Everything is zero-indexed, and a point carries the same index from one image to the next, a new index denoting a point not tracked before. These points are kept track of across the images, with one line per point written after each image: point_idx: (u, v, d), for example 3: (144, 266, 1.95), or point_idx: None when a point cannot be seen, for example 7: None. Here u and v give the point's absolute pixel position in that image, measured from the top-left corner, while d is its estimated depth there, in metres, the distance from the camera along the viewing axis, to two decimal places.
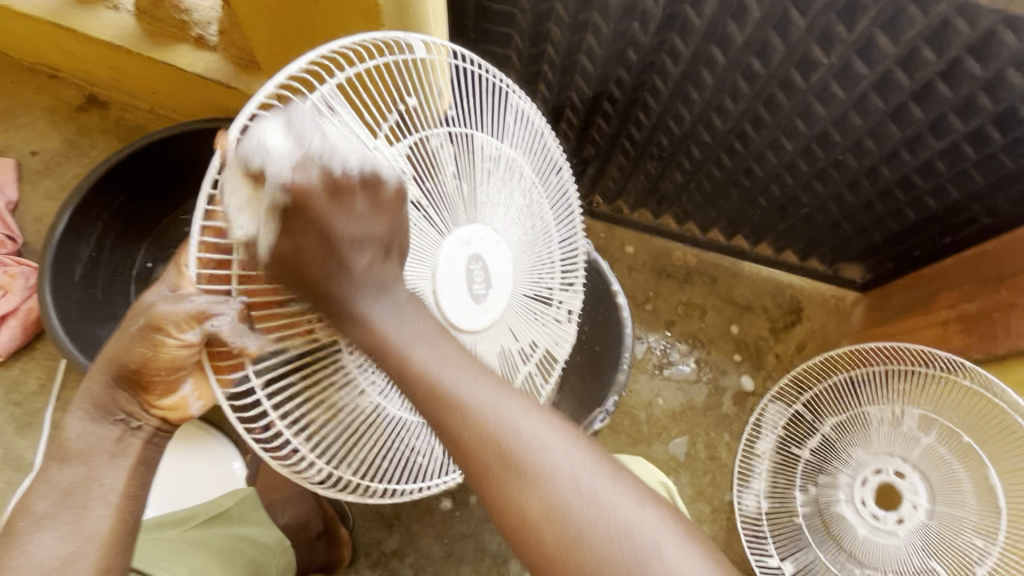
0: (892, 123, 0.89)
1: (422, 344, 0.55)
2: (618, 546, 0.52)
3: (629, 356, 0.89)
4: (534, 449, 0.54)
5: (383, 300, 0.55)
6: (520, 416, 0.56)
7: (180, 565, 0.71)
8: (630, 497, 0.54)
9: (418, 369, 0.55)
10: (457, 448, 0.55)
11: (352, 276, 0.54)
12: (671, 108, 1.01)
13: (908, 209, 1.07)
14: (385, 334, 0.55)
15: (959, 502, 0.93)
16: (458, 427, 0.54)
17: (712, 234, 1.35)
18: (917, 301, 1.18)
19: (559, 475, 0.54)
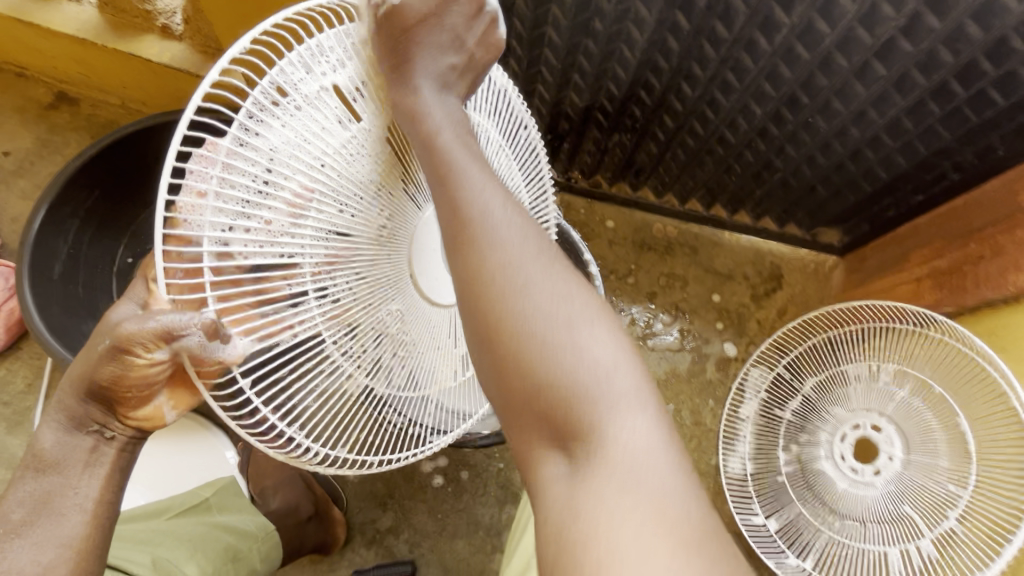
0: (857, 82, 0.90)
1: (468, 163, 0.57)
2: (582, 378, 0.52)
3: None
4: (535, 269, 0.54)
5: (438, 118, 0.59)
6: (556, 271, 0.55)
7: (144, 557, 0.73)
8: (613, 336, 0.55)
9: (468, 195, 0.55)
10: (469, 264, 0.54)
11: (406, 76, 0.60)
12: (641, 78, 1.02)
13: (880, 169, 1.08)
14: (426, 126, 0.58)
15: (933, 450, 0.96)
16: (472, 229, 0.54)
17: (691, 204, 1.36)
18: (892, 261, 1.20)
19: (546, 300, 0.53)
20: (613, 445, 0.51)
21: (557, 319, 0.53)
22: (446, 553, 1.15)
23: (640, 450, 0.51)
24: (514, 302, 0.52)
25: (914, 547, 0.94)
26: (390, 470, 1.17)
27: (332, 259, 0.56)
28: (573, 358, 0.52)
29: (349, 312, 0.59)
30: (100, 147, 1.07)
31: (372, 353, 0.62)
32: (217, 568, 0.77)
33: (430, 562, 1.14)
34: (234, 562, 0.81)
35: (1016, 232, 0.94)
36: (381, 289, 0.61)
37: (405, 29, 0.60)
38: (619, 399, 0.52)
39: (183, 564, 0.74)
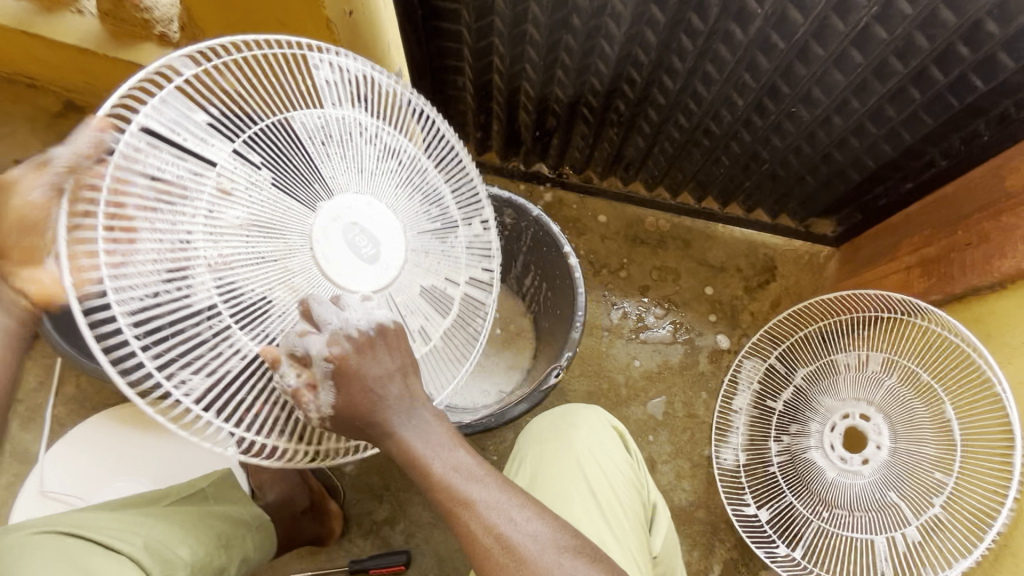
0: (836, 70, 0.90)
1: (439, 451, 0.57)
2: None
3: (583, 315, 0.91)
4: (525, 546, 0.56)
5: (429, 451, 0.56)
6: (548, 537, 0.57)
7: (136, 538, 0.73)
8: None
9: (465, 507, 0.56)
10: (468, 544, 0.56)
11: (385, 402, 0.56)
12: (622, 72, 1.03)
13: (867, 157, 1.07)
14: (411, 449, 0.56)
15: (919, 438, 0.94)
16: (467, 528, 0.56)
17: (683, 197, 1.37)
18: (884, 250, 1.19)
19: (553, 570, 0.55)
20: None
21: None
22: (440, 543, 1.16)
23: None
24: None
25: (900, 535, 0.94)
26: (385, 463, 1.20)
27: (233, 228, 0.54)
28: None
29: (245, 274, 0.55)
30: None
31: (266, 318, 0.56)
32: (209, 552, 0.79)
33: (424, 552, 1.16)
34: (225, 548, 0.83)
35: (1002, 218, 0.94)
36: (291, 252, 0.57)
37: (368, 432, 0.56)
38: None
39: (176, 549, 0.75)
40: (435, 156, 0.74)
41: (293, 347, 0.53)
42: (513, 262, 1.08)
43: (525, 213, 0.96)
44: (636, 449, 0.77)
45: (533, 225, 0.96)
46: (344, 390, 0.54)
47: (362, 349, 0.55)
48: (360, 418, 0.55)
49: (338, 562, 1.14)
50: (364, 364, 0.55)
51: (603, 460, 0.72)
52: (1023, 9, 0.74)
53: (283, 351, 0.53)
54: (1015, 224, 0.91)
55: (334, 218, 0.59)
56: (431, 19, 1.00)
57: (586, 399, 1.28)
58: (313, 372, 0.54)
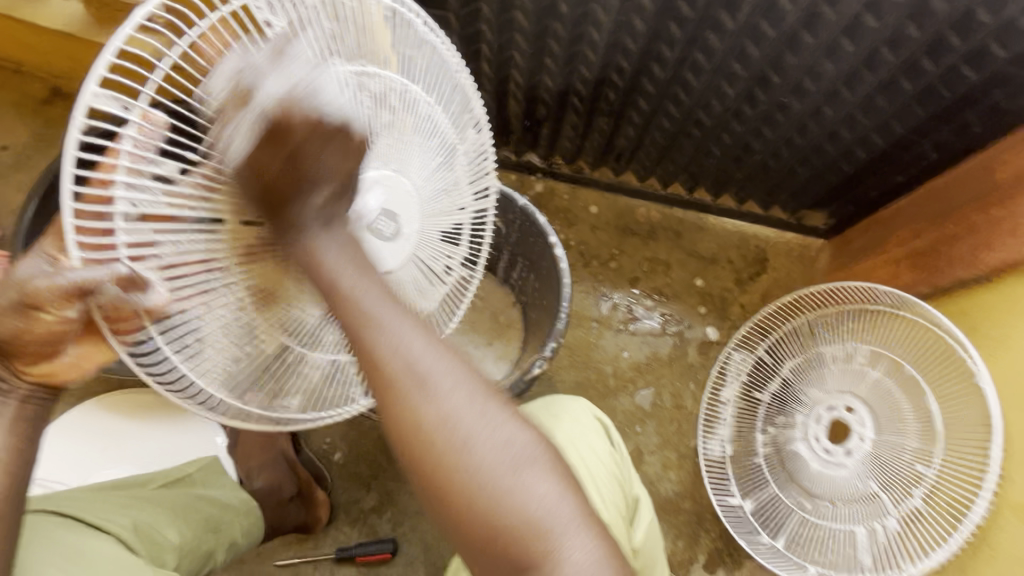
0: (826, 60, 0.89)
1: (350, 271, 0.52)
2: (497, 469, 0.49)
3: (568, 306, 0.90)
4: (429, 376, 0.50)
5: (345, 272, 0.52)
6: (455, 372, 0.51)
7: (124, 519, 0.73)
8: (515, 419, 0.52)
9: (372, 323, 0.51)
10: (370, 367, 0.51)
11: (301, 194, 0.51)
12: (612, 61, 1.02)
13: (858, 149, 1.06)
14: (321, 262, 0.52)
15: (901, 430, 0.96)
16: (366, 348, 0.51)
17: (674, 188, 1.36)
18: (874, 242, 1.19)
19: (456, 403, 0.50)
20: (557, 532, 0.49)
21: (466, 419, 0.50)
22: (427, 532, 1.17)
23: (580, 544, 0.49)
24: (440, 436, 0.49)
25: (881, 526, 0.95)
26: (373, 451, 1.20)
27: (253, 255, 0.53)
28: (488, 459, 0.49)
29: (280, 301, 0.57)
30: None
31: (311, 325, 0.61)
32: (196, 536, 0.81)
33: (411, 540, 1.16)
34: (213, 533, 0.84)
35: (990, 210, 0.92)
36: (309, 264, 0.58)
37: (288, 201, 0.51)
38: (540, 490, 0.49)
39: (165, 532, 0.76)
40: (427, 74, 0.65)
41: (243, 81, 0.49)
42: (501, 255, 1.07)
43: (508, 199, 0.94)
44: (619, 441, 0.76)
45: (516, 214, 0.96)
46: (275, 134, 0.48)
47: (313, 116, 0.49)
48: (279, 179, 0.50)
49: (325, 550, 1.15)
50: (310, 131, 0.49)
51: (583, 451, 0.70)
52: None
53: (221, 100, 0.49)
54: (1002, 216, 0.90)
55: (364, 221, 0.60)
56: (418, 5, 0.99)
57: (574, 389, 1.28)
58: (248, 108, 0.48)
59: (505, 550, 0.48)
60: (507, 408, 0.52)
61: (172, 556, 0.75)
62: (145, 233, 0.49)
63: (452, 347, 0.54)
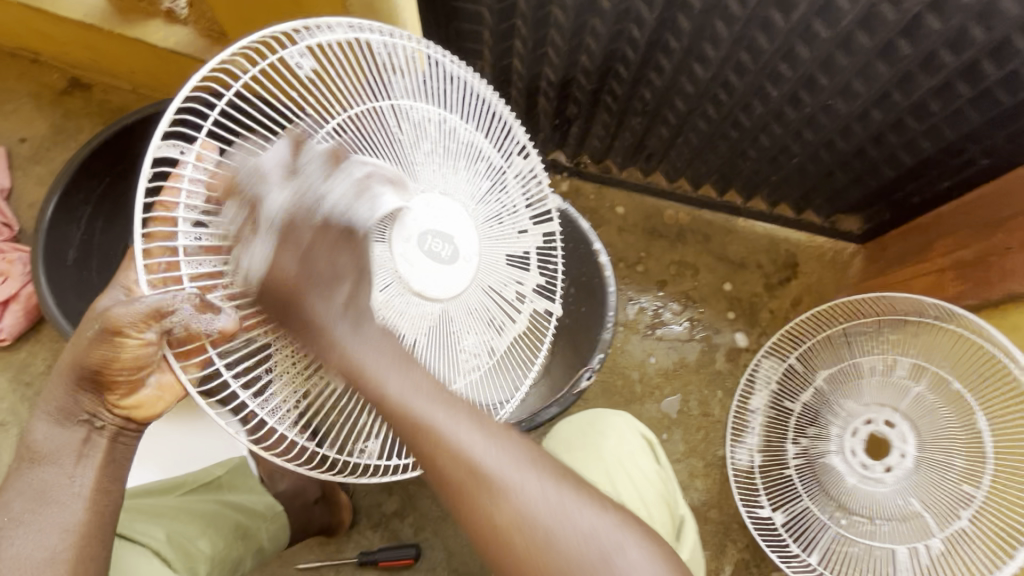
0: (880, 61, 0.85)
1: (389, 372, 0.56)
2: (585, 552, 0.55)
3: (613, 316, 0.93)
4: (500, 473, 0.55)
5: (392, 381, 0.55)
6: (501, 442, 0.57)
7: (159, 531, 0.74)
8: (569, 491, 0.57)
9: (442, 448, 0.55)
10: (449, 494, 0.55)
11: (319, 329, 0.56)
12: (651, 59, 0.99)
13: (903, 153, 1.03)
14: (357, 365, 0.56)
15: (946, 448, 0.95)
16: (444, 479, 0.55)
17: (704, 189, 1.33)
18: (914, 250, 1.15)
19: (524, 489, 0.55)
20: (609, 563, 0.55)
21: (538, 511, 0.55)
22: (450, 538, 1.15)
23: (634, 553, 0.56)
24: (487, 491, 0.55)
25: (923, 546, 0.93)
26: None
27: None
28: (542, 508, 0.55)
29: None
30: (110, 133, 1.08)
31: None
32: (228, 544, 0.80)
33: (434, 546, 1.15)
34: (243, 539, 0.83)
35: None
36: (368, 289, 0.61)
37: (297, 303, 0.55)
38: (582, 521, 0.55)
39: (197, 542, 0.76)
40: (463, 103, 0.68)
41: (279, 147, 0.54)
42: None
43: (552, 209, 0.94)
44: (664, 459, 0.76)
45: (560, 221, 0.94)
46: (283, 249, 0.52)
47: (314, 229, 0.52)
48: (289, 285, 0.54)
49: (347, 554, 1.14)
50: (314, 232, 0.53)
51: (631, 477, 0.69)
52: None
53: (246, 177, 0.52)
54: None
55: (409, 241, 0.61)
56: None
57: (600, 395, 1.25)
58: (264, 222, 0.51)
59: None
60: (565, 479, 0.57)
61: (207, 567, 0.74)
62: (206, 264, 0.55)
63: (470, 404, 0.58)
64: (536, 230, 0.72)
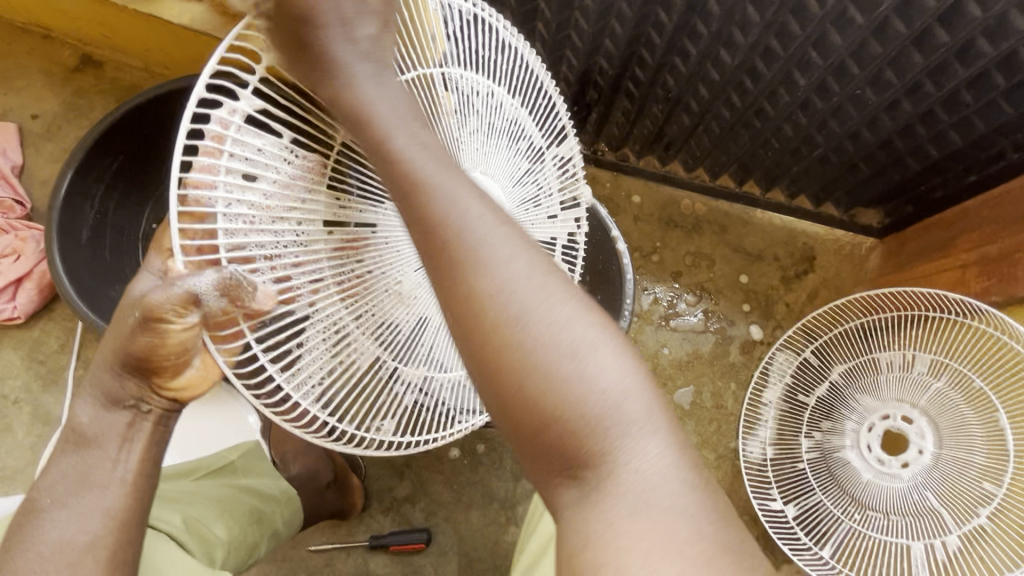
0: (914, 50, 0.83)
1: (398, 132, 0.52)
2: (553, 345, 0.48)
3: (630, 303, 0.92)
4: (490, 245, 0.50)
5: (388, 120, 0.53)
6: (509, 237, 0.51)
7: (175, 516, 0.72)
8: (569, 297, 0.50)
9: (425, 188, 0.51)
10: (421, 226, 0.51)
11: (322, 51, 0.53)
12: (676, 44, 0.96)
13: (930, 146, 1.01)
14: (360, 102, 0.53)
15: (967, 445, 0.93)
16: (421, 223, 0.51)
17: (723, 180, 1.31)
18: (935, 245, 1.14)
19: (510, 270, 0.50)
20: (619, 430, 0.49)
21: (520, 294, 0.49)
22: (460, 523, 1.16)
23: (652, 447, 0.49)
24: (492, 302, 0.49)
25: (939, 542, 0.93)
26: None
27: (339, 252, 0.57)
28: (561, 352, 0.48)
29: (364, 304, 0.60)
30: (125, 110, 1.07)
31: (396, 332, 0.62)
32: (242, 530, 0.79)
33: (445, 531, 1.15)
34: (257, 524, 0.83)
35: None
36: (401, 268, 0.60)
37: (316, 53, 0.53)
38: (605, 384, 0.49)
39: (214, 527, 0.75)
40: (511, 79, 0.67)
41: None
42: None
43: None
44: None
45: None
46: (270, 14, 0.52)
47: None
48: (302, 27, 0.52)
49: (359, 536, 1.14)
50: (328, 21, 0.52)
51: None
52: None
53: None
54: None
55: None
56: None
57: None
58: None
59: (554, 424, 0.49)
60: (570, 292, 0.50)
61: (225, 552, 0.74)
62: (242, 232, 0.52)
63: (513, 219, 0.53)
64: (568, 216, 0.70)
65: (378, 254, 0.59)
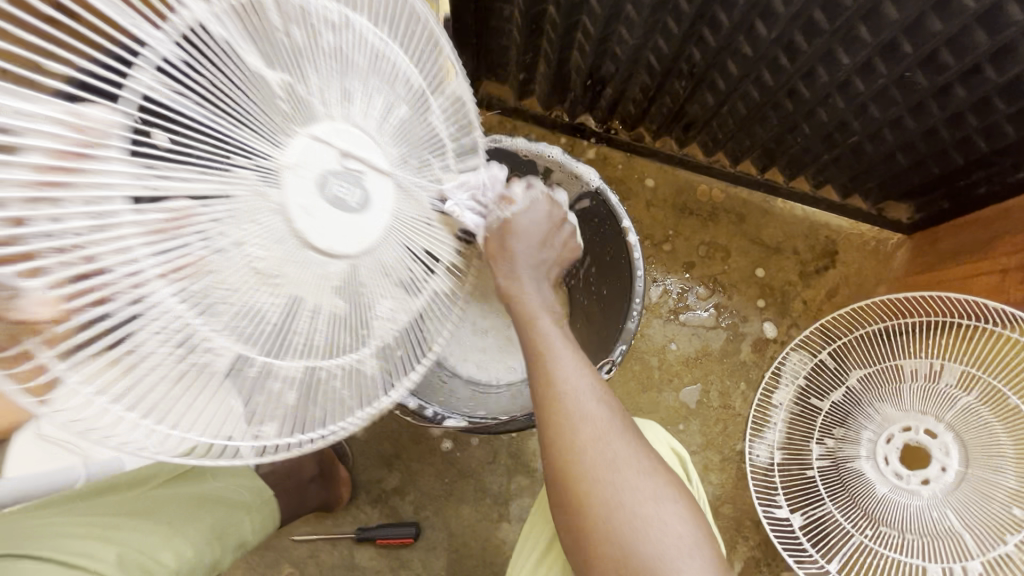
0: (979, 28, 0.74)
1: (544, 315, 0.65)
2: (629, 511, 0.57)
3: (641, 303, 0.81)
4: (596, 416, 0.60)
5: (535, 301, 0.66)
6: (615, 409, 0.61)
7: (109, 549, 0.64)
8: (656, 474, 0.59)
9: (551, 355, 0.62)
10: (541, 397, 0.60)
11: (513, 261, 0.66)
12: (706, 13, 0.86)
13: (979, 138, 0.92)
14: (524, 304, 0.66)
15: (997, 465, 0.87)
16: (546, 385, 0.60)
17: (744, 165, 1.22)
18: (970, 245, 1.06)
19: (614, 441, 0.59)
20: None
21: (617, 466, 0.58)
22: (451, 518, 1.11)
23: None
24: (565, 402, 0.59)
25: (960, 567, 0.87)
26: (397, 430, 1.13)
27: (157, 232, 0.38)
28: (616, 460, 0.58)
29: (203, 293, 0.41)
30: None
31: (258, 322, 0.44)
32: (197, 551, 0.72)
33: (434, 525, 1.11)
34: (218, 540, 0.76)
35: None
36: (261, 241, 0.42)
37: (513, 266, 0.66)
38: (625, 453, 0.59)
39: (159, 556, 0.67)
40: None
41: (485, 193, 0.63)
42: None
43: (579, 175, 0.82)
44: (698, 480, 0.73)
45: (590, 195, 0.83)
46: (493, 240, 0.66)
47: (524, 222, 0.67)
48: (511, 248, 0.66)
49: (345, 528, 1.10)
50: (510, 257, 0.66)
51: None
52: None
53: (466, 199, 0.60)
54: None
55: (312, 192, 0.43)
56: None
57: (614, 380, 1.19)
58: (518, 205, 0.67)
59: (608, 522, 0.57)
60: (656, 469, 0.60)
61: None
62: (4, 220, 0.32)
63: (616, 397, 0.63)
64: (467, 173, 0.58)
65: (221, 225, 0.40)
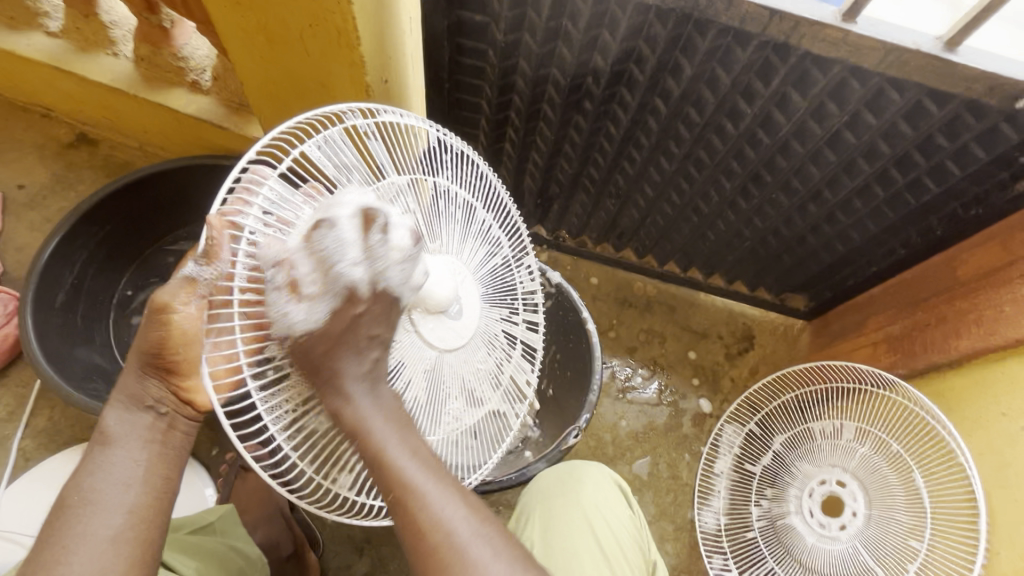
0: (812, 165, 1.02)
1: (361, 395, 0.60)
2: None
3: (599, 377, 1.01)
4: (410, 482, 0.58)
5: (361, 398, 0.60)
6: (445, 491, 0.59)
7: (191, 562, 0.75)
8: (468, 512, 0.59)
9: (371, 433, 0.59)
10: (375, 465, 0.59)
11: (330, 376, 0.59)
12: (624, 151, 1.14)
13: (837, 242, 1.18)
14: (355, 411, 0.59)
15: (891, 505, 1.02)
16: (370, 458, 0.59)
17: (669, 266, 1.46)
18: (853, 327, 1.30)
19: (430, 511, 0.57)
20: None
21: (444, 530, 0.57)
22: None
23: None
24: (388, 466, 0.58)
25: None
26: None
27: None
28: (448, 524, 0.57)
29: None
30: (126, 182, 1.15)
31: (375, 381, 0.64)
32: None
33: None
34: None
35: (956, 302, 1.05)
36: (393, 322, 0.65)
37: (336, 380, 0.59)
38: None
39: None
40: (486, 202, 0.81)
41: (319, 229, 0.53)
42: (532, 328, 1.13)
43: (542, 280, 1.07)
44: (638, 508, 0.89)
45: (553, 291, 1.07)
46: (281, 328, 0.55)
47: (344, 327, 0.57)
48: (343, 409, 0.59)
49: None
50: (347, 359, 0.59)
51: (608, 509, 0.85)
52: (966, 130, 0.87)
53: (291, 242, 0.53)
54: (967, 308, 1.02)
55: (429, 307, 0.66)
56: (455, 91, 1.10)
57: (573, 455, 1.33)
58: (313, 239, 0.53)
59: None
60: (464, 512, 0.58)
61: None
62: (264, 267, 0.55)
63: (439, 462, 0.61)
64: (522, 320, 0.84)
65: None
